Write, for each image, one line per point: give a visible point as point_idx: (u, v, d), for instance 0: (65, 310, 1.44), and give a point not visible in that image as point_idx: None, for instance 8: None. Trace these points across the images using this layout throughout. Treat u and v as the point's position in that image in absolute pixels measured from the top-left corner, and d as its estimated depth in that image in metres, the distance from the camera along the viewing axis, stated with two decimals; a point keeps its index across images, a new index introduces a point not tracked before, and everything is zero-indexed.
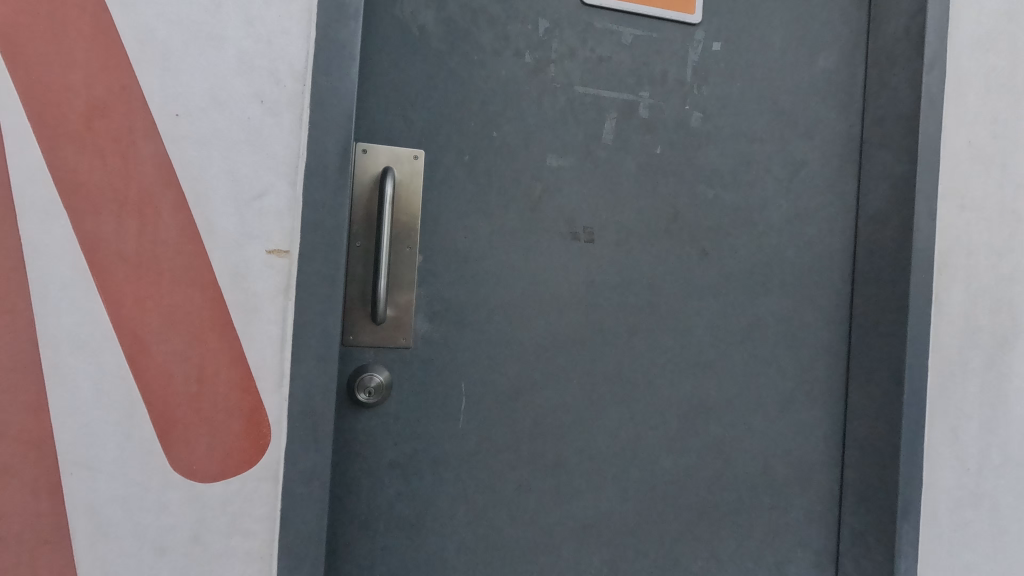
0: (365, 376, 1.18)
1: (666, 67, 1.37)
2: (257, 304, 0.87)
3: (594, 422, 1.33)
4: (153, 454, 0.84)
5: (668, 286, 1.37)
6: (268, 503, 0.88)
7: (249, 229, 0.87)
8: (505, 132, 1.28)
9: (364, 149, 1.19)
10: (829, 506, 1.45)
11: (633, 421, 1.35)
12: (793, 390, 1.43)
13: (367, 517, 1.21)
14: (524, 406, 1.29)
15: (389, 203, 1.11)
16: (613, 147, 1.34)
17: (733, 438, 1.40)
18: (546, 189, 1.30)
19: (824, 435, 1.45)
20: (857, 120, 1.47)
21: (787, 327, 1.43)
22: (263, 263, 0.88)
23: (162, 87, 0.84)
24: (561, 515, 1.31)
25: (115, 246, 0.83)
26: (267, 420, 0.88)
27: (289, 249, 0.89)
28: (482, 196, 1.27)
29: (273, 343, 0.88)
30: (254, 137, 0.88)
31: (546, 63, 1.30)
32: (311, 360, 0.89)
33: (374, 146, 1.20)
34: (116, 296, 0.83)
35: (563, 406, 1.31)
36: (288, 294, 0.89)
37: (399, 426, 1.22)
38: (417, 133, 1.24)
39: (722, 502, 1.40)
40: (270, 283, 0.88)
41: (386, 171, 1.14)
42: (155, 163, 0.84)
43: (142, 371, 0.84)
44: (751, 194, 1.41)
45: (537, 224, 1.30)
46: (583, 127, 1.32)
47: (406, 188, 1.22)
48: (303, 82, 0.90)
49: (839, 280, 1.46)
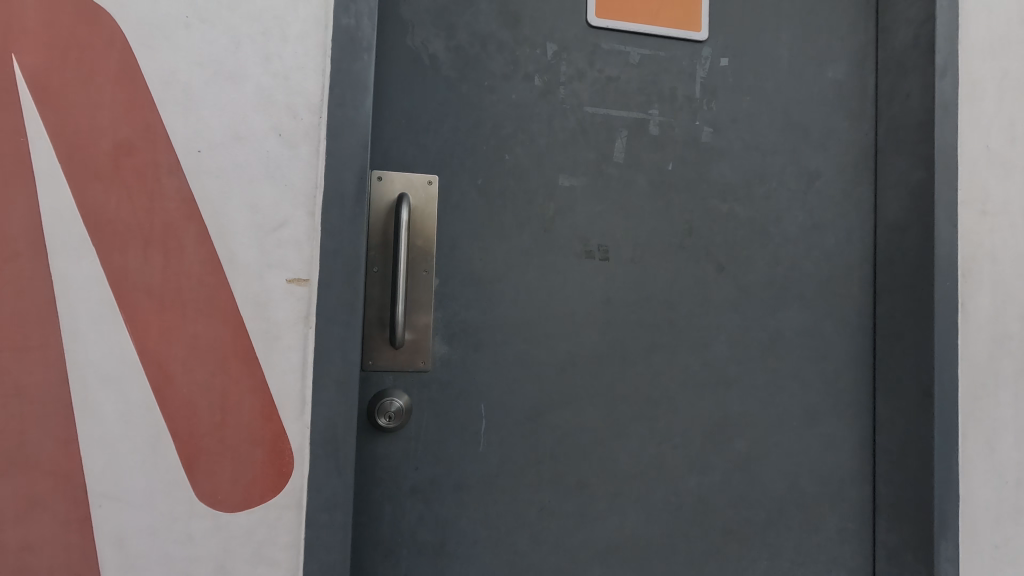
0: (385, 401, 1.18)
1: (674, 84, 1.38)
2: (277, 333, 0.89)
3: (616, 442, 1.31)
4: (178, 485, 0.85)
5: (685, 301, 1.36)
6: (291, 532, 0.88)
7: (269, 259, 0.89)
8: (517, 154, 1.30)
9: (379, 177, 1.21)
10: (862, 523, 1.41)
11: (655, 440, 1.33)
12: (819, 403, 1.40)
13: (390, 542, 1.20)
14: (544, 427, 1.28)
15: (404, 228, 1.13)
16: (624, 165, 1.35)
17: (759, 454, 1.37)
18: (559, 209, 1.31)
19: (853, 450, 1.41)
20: (870, 128, 1.46)
21: (809, 339, 1.41)
22: (283, 292, 0.89)
23: (184, 125, 0.87)
24: (585, 537, 1.29)
25: (141, 279, 0.85)
26: (290, 448, 0.88)
27: (309, 277, 0.90)
28: (496, 218, 1.28)
29: (294, 370, 0.89)
30: (273, 169, 0.90)
31: (555, 85, 1.32)
32: (332, 387, 0.90)
33: (389, 172, 1.22)
34: (142, 329, 0.85)
35: (584, 426, 1.30)
36: (308, 321, 0.90)
37: (420, 450, 1.22)
38: (430, 158, 1.26)
39: (750, 521, 1.36)
40: (290, 311, 0.90)
41: (401, 197, 1.15)
42: (179, 198, 0.87)
43: (168, 401, 0.85)
44: (766, 206, 1.40)
45: (552, 244, 1.30)
46: (594, 146, 1.34)
47: (421, 212, 1.23)
48: (319, 114, 0.92)
49: (861, 290, 1.44)
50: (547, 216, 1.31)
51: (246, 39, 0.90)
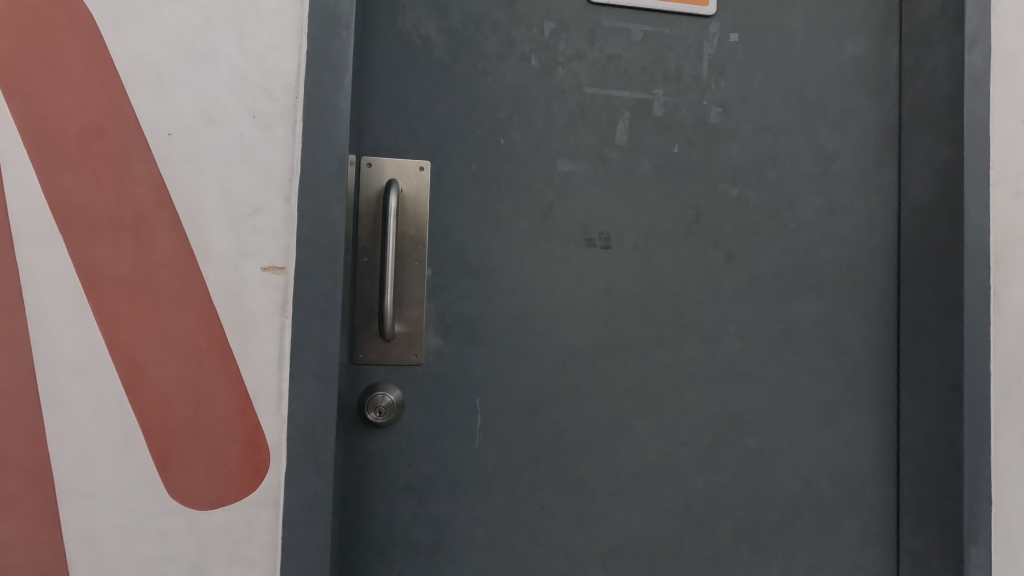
0: (375, 395, 1.14)
1: (680, 63, 1.30)
2: (253, 323, 0.85)
3: (619, 438, 1.25)
4: (150, 482, 0.82)
5: (693, 291, 1.29)
6: (269, 531, 0.85)
7: (244, 246, 0.86)
8: (513, 138, 1.24)
9: (369, 163, 1.18)
10: (885, 526, 1.33)
11: (661, 436, 1.26)
12: (837, 400, 1.32)
13: (382, 541, 1.16)
14: (544, 422, 1.23)
15: (393, 216, 1.09)
16: (627, 149, 1.28)
17: (772, 453, 1.30)
18: (558, 196, 1.25)
19: (875, 449, 1.33)
20: (893, 106, 1.37)
21: (826, 331, 1.32)
22: (258, 281, 0.86)
23: (155, 108, 0.84)
24: (587, 538, 1.24)
25: (111, 269, 0.82)
26: (266, 444, 0.85)
27: (285, 265, 0.87)
28: (492, 206, 1.23)
29: (270, 363, 0.86)
30: (248, 153, 0.86)
31: (553, 65, 1.26)
32: (311, 381, 0.86)
33: (378, 159, 1.18)
34: (112, 320, 0.82)
35: (585, 422, 1.24)
36: (284, 312, 0.86)
37: (414, 446, 1.17)
38: (422, 144, 1.21)
39: (764, 523, 1.29)
40: (266, 301, 0.86)
41: (390, 184, 1.12)
42: (150, 183, 0.83)
43: (140, 395, 0.82)
44: (779, 190, 1.32)
45: (550, 232, 1.25)
46: (595, 129, 1.27)
47: (413, 203, 1.19)
48: (295, 95, 0.88)
49: (883, 279, 1.35)
50: (546, 202, 1.25)
51: (218, 18, 0.86)
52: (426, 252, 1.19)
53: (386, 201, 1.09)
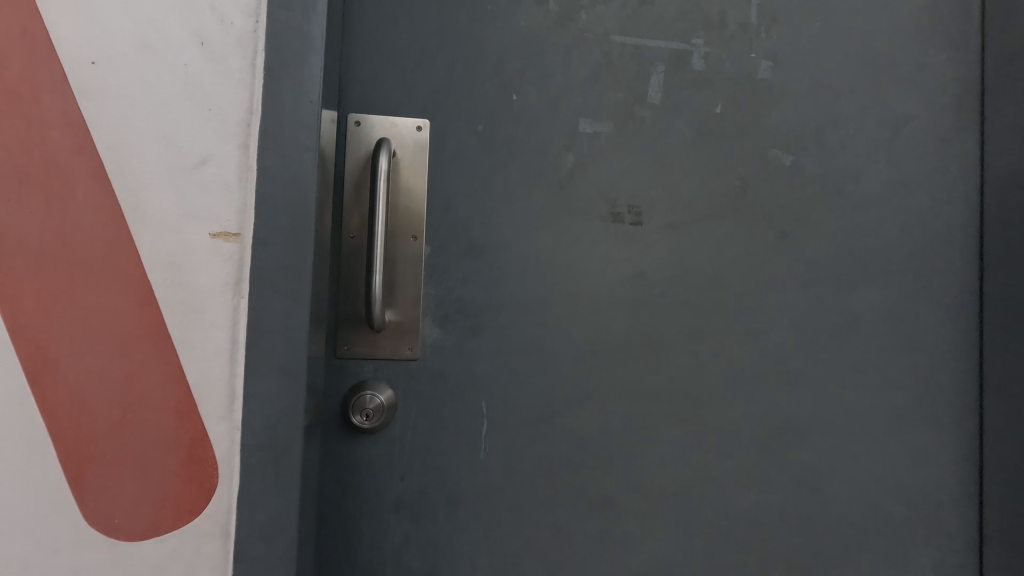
0: (362, 395, 0.96)
1: (724, 8, 1.11)
2: (199, 304, 0.67)
3: (649, 449, 1.06)
4: (62, 505, 0.64)
5: (738, 276, 1.09)
6: (215, 568, 0.67)
7: (188, 206, 0.68)
8: (527, 94, 1.06)
9: (357, 121, 1.00)
10: (962, 556, 1.13)
11: (699, 447, 1.07)
12: (907, 406, 1.12)
13: (369, 568, 0.98)
14: (561, 429, 1.04)
15: (384, 181, 0.91)
16: (661, 108, 1.09)
17: (830, 468, 1.10)
18: (578, 163, 1.06)
19: (951, 465, 1.12)
20: (976, 60, 1.16)
21: (894, 325, 1.12)
22: (206, 250, 0.68)
23: (76, 31, 0.66)
24: (611, 566, 1.05)
25: (15, 232, 0.64)
26: (213, 457, 0.67)
27: (241, 231, 0.69)
28: (501, 174, 1.04)
29: (220, 353, 0.68)
30: (194, 89, 0.68)
31: (575, 10, 1.07)
32: (272, 376, 0.69)
33: (367, 117, 1.00)
34: (15, 297, 0.64)
35: (610, 429, 1.05)
36: (240, 289, 0.69)
37: (407, 456, 0.99)
38: (420, 100, 1.03)
39: (819, 550, 1.09)
40: (215, 275, 0.68)
41: (380, 144, 0.94)
42: (67, 124, 0.66)
43: (49, 394, 0.64)
44: (839, 159, 1.13)
45: (569, 205, 1.06)
46: (623, 85, 1.08)
47: (408, 169, 1.01)
48: (256, 19, 0.70)
49: (962, 264, 1.14)
50: (565, 170, 1.06)
51: None
52: (423, 228, 1.01)
53: (375, 164, 0.92)
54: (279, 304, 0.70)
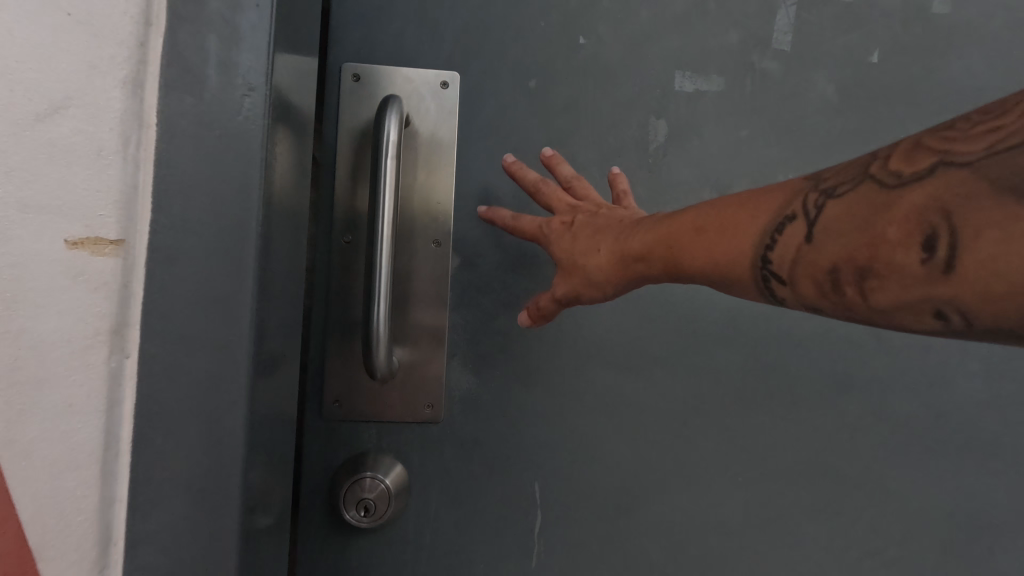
0: (357, 480, 0.64)
1: None
2: (37, 379, 0.35)
3: (773, 550, 0.73)
4: None
5: None
6: None
7: (17, 189, 0.34)
8: (599, 37, 0.73)
9: (355, 74, 0.69)
10: None
11: (843, 547, 0.74)
12: None
13: None
14: (647, 523, 0.71)
15: (392, 158, 0.60)
16: (792, 57, 0.75)
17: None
18: (674, 136, 0.74)
19: None
20: None
21: None
22: (55, 274, 0.35)
23: None
24: None
25: None
26: None
27: (128, 239, 0.37)
28: (564, 152, 0.73)
29: (76, 468, 0.36)
30: None
31: None
32: (186, 496, 0.39)
33: (370, 72, 0.69)
34: None
35: (717, 523, 0.72)
36: (124, 346, 0.37)
37: (426, 560, 0.69)
38: (446, 45, 0.71)
39: None
40: (73, 323, 0.35)
41: (387, 104, 0.63)
42: None
43: None
44: None
45: (661, 197, 0.73)
46: (740, 23, 0.75)
47: (429, 144, 0.70)
48: None
49: None
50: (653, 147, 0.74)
51: None
52: (449, 229, 0.69)
53: (376, 133, 0.61)
54: (200, 367, 0.39)
